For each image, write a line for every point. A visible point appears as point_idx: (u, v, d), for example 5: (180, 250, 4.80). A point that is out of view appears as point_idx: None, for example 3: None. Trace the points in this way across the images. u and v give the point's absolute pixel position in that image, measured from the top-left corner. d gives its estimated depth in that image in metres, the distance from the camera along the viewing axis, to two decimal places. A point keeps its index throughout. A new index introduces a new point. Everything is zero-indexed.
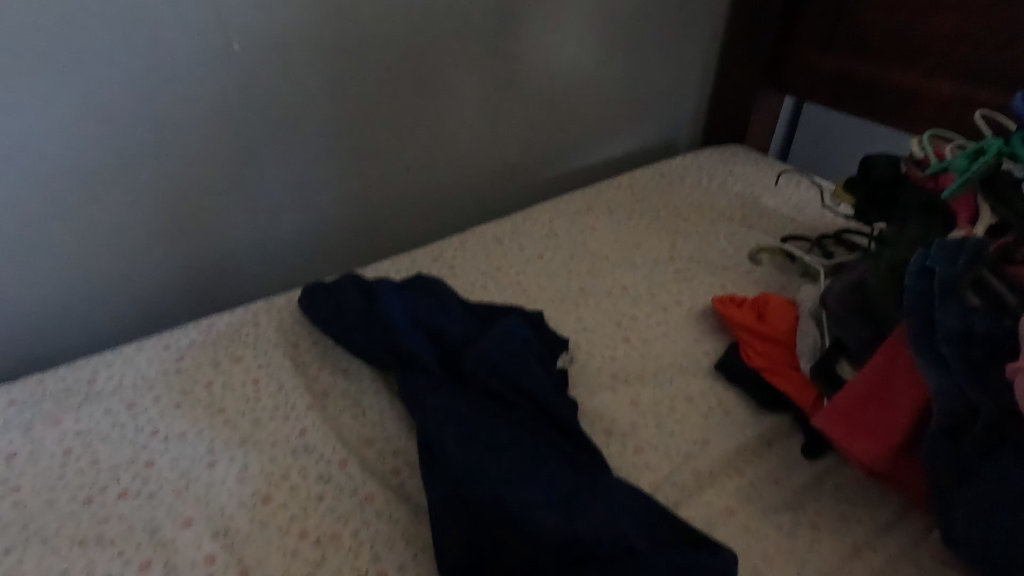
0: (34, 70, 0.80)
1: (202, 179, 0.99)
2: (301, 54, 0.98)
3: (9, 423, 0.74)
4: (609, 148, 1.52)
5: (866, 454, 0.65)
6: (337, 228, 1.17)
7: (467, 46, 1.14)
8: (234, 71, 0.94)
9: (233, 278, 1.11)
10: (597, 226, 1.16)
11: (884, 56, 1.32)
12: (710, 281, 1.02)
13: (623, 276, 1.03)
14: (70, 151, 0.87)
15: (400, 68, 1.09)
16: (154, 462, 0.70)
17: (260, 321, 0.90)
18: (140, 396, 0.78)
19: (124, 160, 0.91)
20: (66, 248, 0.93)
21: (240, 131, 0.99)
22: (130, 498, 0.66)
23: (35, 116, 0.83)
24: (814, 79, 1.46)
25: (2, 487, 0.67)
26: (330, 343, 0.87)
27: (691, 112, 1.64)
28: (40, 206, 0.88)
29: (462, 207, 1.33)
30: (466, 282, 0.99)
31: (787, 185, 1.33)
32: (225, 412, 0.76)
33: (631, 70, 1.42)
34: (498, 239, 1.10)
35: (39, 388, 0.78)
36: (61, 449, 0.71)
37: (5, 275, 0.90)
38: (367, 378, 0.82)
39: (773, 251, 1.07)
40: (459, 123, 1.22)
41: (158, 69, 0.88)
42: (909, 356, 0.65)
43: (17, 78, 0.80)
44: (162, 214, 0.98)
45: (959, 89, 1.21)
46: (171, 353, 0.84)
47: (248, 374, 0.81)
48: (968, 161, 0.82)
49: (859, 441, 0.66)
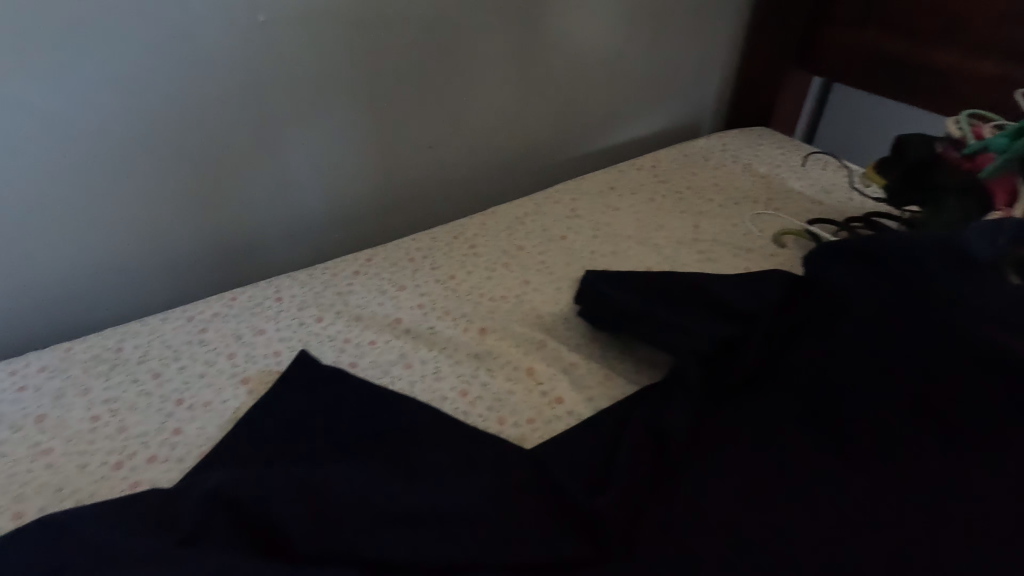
0: (83, 40, 0.81)
1: (224, 146, 0.98)
2: (328, 24, 0.97)
3: (41, 389, 0.75)
4: (630, 130, 1.50)
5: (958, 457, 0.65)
6: (364, 207, 1.18)
7: (494, 27, 1.15)
8: (260, 45, 0.93)
9: (261, 252, 1.11)
10: (620, 206, 1.15)
11: (921, 33, 1.31)
12: (735, 263, 1.01)
13: (645, 257, 1.02)
14: (100, 121, 0.86)
15: (430, 42, 1.09)
16: (181, 430, 0.71)
17: (283, 297, 0.91)
18: (166, 366, 0.79)
19: (141, 135, 0.90)
20: (92, 216, 0.92)
21: (266, 109, 0.99)
22: (157, 462, 0.68)
23: (66, 90, 0.82)
24: (845, 59, 1.45)
25: (34, 449, 0.68)
26: (354, 315, 0.87)
27: (715, 95, 1.63)
28: (56, 178, 0.87)
29: (483, 184, 1.32)
30: (491, 259, 1.01)
31: (813, 169, 1.31)
32: (249, 382, 0.77)
33: (653, 43, 1.39)
34: (520, 219, 1.11)
35: (69, 356, 0.79)
36: (89, 415, 0.72)
37: (22, 242, 0.88)
38: (394, 351, 0.83)
39: (799, 234, 1.06)
40: (485, 100, 1.22)
41: (182, 48, 0.88)
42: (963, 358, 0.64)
43: (65, 49, 0.80)
44: (185, 182, 0.97)
45: (996, 69, 1.21)
46: (196, 325, 0.85)
47: (271, 347, 0.82)
48: (1007, 140, 0.80)
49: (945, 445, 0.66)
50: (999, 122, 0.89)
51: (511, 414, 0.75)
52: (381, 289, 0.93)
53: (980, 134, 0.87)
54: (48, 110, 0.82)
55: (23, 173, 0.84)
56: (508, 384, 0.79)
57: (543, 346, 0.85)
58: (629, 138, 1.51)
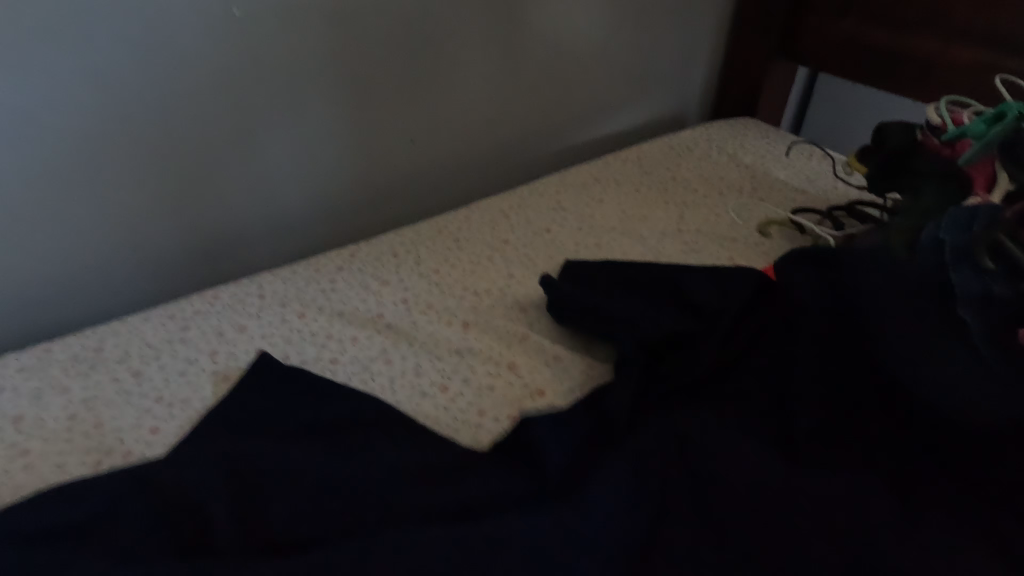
0: (54, 37, 0.80)
1: (203, 143, 0.97)
2: (307, 19, 0.97)
3: (18, 390, 0.74)
4: (615, 122, 1.50)
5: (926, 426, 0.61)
6: (347, 203, 1.18)
7: (476, 19, 1.14)
8: (236, 40, 0.92)
9: (243, 248, 1.10)
10: (604, 198, 1.15)
11: (903, 21, 1.32)
12: (718, 253, 1.01)
13: (628, 248, 1.02)
14: (73, 119, 0.85)
15: (411, 34, 1.08)
16: (160, 428, 0.71)
17: (265, 293, 0.90)
18: (146, 364, 0.78)
19: (117, 132, 0.89)
20: (70, 215, 0.91)
21: (245, 104, 0.98)
22: (135, 459, 0.67)
23: (37, 88, 0.81)
24: (829, 49, 1.45)
25: (12, 449, 0.68)
26: (336, 310, 0.87)
27: (701, 87, 1.63)
28: (30, 177, 0.86)
29: (469, 178, 1.32)
30: (475, 253, 1.00)
31: (797, 158, 1.31)
32: (229, 379, 0.77)
33: (636, 33, 1.39)
34: (504, 212, 1.11)
35: (47, 356, 0.79)
36: (67, 414, 0.72)
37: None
38: (376, 346, 0.82)
39: (782, 224, 1.06)
40: (469, 93, 1.21)
41: (158, 44, 0.87)
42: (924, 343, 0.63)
43: (36, 47, 0.79)
44: (163, 179, 0.96)
45: (977, 56, 1.22)
46: (176, 323, 0.84)
47: (252, 343, 0.82)
48: (985, 127, 0.81)
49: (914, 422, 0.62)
50: (978, 108, 0.89)
51: (492, 407, 0.75)
52: (364, 284, 0.93)
53: (959, 120, 0.87)
54: (21, 105, 0.81)
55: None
56: (491, 377, 0.79)
57: (526, 339, 0.85)
58: (615, 130, 1.51)
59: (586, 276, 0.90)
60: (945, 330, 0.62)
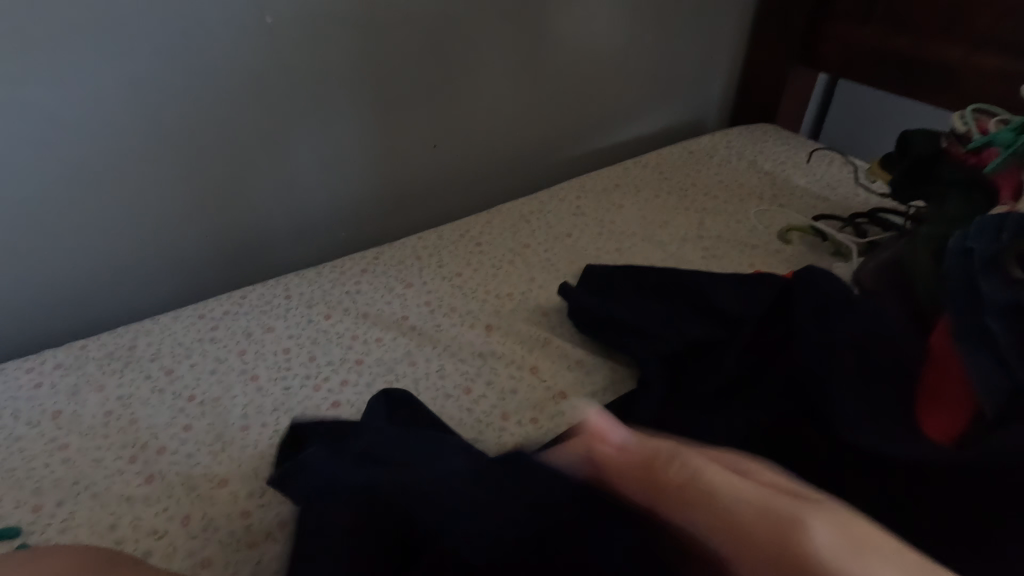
0: (93, 46, 0.82)
1: (231, 147, 0.99)
2: (336, 27, 0.99)
3: (56, 386, 0.77)
4: (632, 128, 1.50)
5: (947, 430, 0.59)
6: (371, 206, 1.20)
7: (499, 26, 1.15)
8: (265, 46, 0.95)
9: (269, 251, 1.13)
10: (624, 203, 1.16)
11: (925, 29, 1.31)
12: (739, 259, 1.01)
13: (649, 253, 1.02)
14: (108, 124, 0.88)
15: (435, 39, 1.09)
16: (192, 426, 0.73)
17: (291, 295, 0.92)
18: (178, 362, 0.80)
19: (151, 136, 0.92)
20: (104, 219, 0.94)
21: (271, 110, 1.00)
22: (169, 455, 0.69)
23: (74, 94, 0.84)
24: (849, 55, 1.45)
25: (51, 444, 0.70)
26: (361, 312, 0.89)
27: (720, 93, 1.64)
28: (67, 181, 0.89)
29: (489, 183, 1.34)
30: (497, 257, 1.02)
31: (817, 165, 1.31)
32: (258, 379, 0.79)
33: (655, 41, 1.40)
34: (525, 217, 1.12)
35: (83, 353, 0.81)
36: (103, 410, 0.74)
37: (35, 245, 0.90)
38: (400, 347, 0.84)
39: (803, 231, 1.06)
40: (490, 99, 1.23)
41: (193, 51, 0.89)
42: (954, 352, 0.62)
43: (78, 55, 0.82)
44: (194, 183, 0.99)
45: (1002, 62, 1.21)
46: (206, 323, 0.86)
47: (280, 344, 0.84)
48: (1013, 135, 0.79)
49: (934, 421, 0.60)
50: (1005, 117, 0.88)
51: (515, 410, 0.76)
52: (388, 287, 0.94)
53: (985, 129, 0.87)
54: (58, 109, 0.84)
55: (37, 176, 0.86)
56: (513, 381, 0.80)
57: (547, 343, 0.85)
58: (634, 136, 1.52)
59: (602, 280, 0.92)
60: (967, 332, 0.61)
